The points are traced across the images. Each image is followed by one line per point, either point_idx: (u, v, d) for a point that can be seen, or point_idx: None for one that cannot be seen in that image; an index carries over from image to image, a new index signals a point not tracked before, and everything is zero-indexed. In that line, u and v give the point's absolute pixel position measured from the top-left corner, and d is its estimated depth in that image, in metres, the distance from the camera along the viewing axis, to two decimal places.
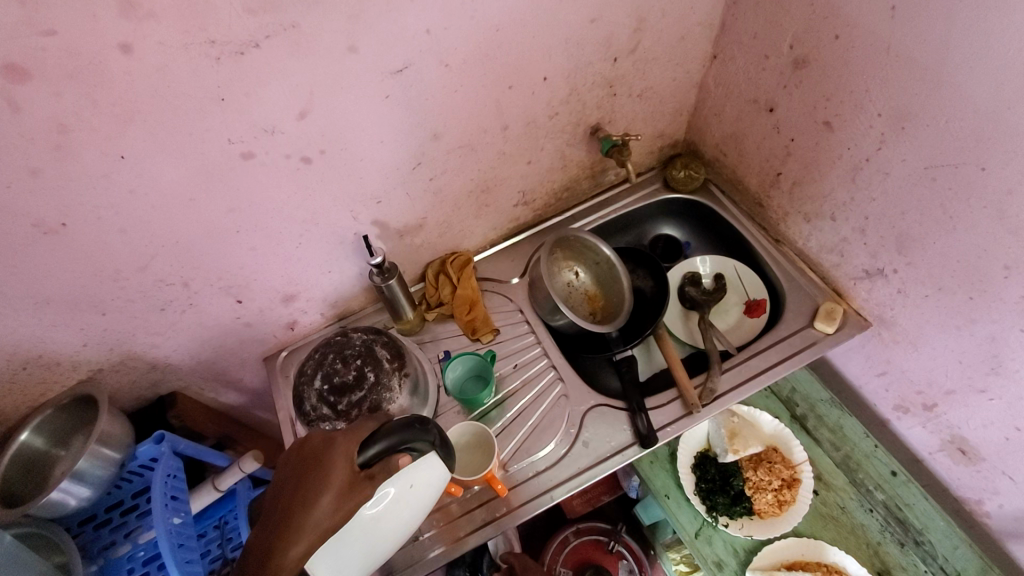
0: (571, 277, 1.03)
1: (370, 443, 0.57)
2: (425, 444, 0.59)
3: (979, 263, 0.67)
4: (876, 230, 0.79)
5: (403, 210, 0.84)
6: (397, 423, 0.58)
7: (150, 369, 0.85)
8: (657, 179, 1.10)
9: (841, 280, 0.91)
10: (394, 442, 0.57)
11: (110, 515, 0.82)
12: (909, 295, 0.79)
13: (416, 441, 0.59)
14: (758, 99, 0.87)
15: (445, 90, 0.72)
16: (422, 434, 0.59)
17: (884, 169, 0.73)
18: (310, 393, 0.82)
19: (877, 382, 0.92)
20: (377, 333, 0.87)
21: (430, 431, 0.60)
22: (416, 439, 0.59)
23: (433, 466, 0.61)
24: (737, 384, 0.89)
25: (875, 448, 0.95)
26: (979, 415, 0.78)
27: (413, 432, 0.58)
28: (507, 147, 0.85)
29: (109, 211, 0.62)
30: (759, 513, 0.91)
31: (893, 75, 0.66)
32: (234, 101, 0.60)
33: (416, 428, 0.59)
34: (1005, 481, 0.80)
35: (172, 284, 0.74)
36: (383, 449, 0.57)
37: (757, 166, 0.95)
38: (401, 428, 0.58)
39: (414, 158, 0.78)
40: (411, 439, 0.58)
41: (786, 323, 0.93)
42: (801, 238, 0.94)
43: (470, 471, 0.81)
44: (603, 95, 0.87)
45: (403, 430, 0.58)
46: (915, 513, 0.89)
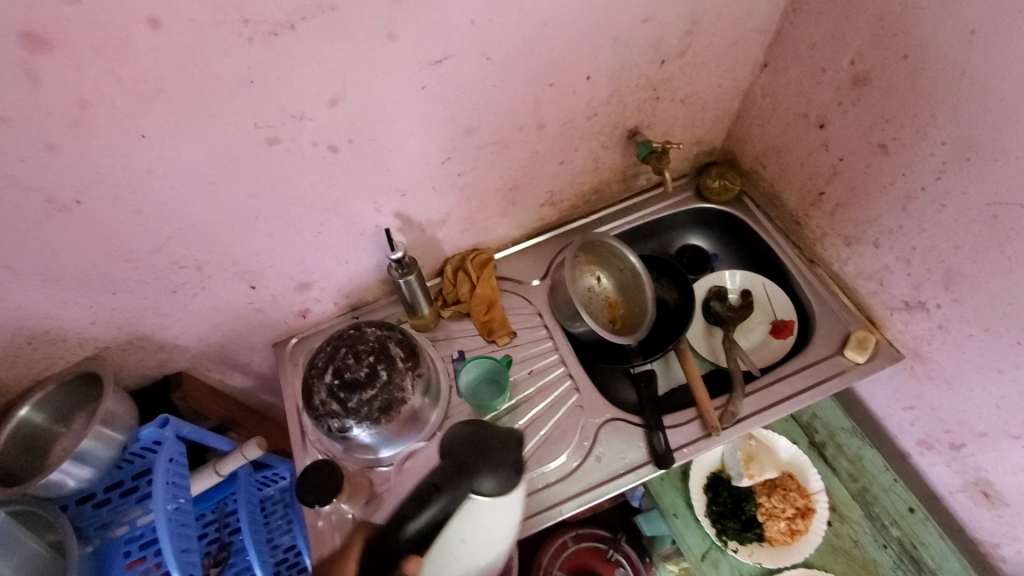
0: (592, 282, 1.00)
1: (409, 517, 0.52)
2: (486, 476, 0.57)
3: None
4: (923, 262, 0.75)
5: (428, 204, 0.81)
6: (437, 472, 0.56)
7: (158, 349, 0.82)
8: (689, 187, 1.06)
9: (876, 309, 0.87)
10: (441, 505, 0.53)
11: (109, 495, 0.80)
12: (950, 332, 0.76)
13: (468, 480, 0.56)
14: (808, 113, 0.83)
15: (484, 84, 0.68)
16: (474, 465, 0.57)
17: (940, 201, 0.69)
18: (320, 387, 0.79)
19: (902, 416, 0.89)
20: (392, 329, 0.84)
21: (480, 461, 0.58)
22: (468, 475, 0.57)
23: (503, 494, 0.58)
24: (759, 408, 0.86)
25: (894, 482, 0.92)
26: (1010, 461, 0.75)
27: (461, 475, 0.56)
28: (540, 146, 0.81)
29: (126, 191, 0.59)
30: (769, 540, 0.89)
31: (964, 102, 0.62)
32: (263, 85, 0.56)
33: (464, 465, 0.57)
34: None
35: (186, 267, 0.71)
36: (433, 516, 0.52)
37: (799, 183, 0.91)
38: (444, 478, 0.55)
39: (445, 152, 0.74)
40: (465, 484, 0.56)
41: (814, 347, 0.90)
42: (837, 261, 0.90)
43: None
44: (645, 98, 0.83)
45: (450, 479, 0.56)
46: (930, 552, 0.87)
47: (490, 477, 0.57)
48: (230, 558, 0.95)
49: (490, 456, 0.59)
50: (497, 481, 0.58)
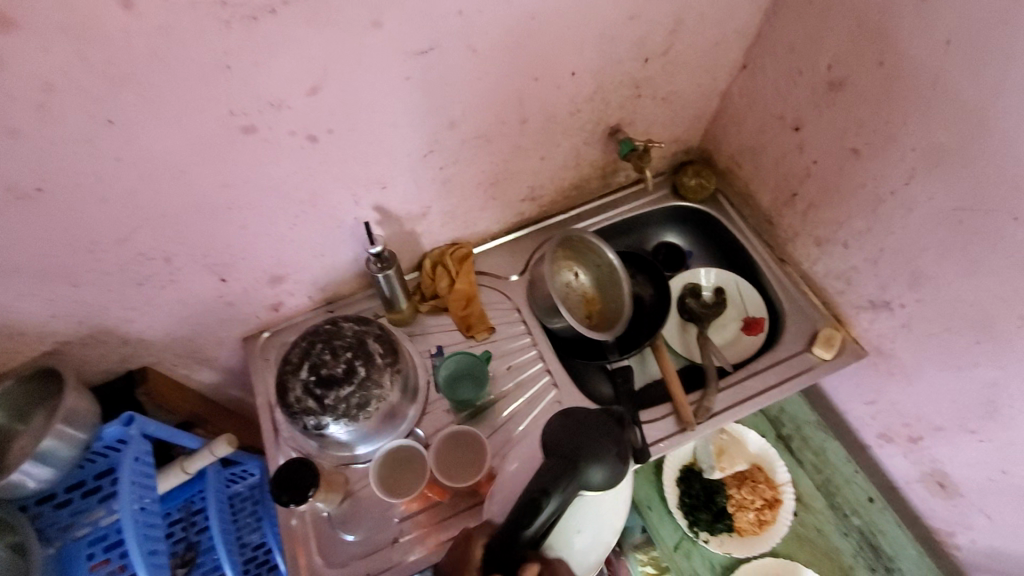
0: (570, 278, 1.00)
1: (525, 518, 0.55)
2: (593, 465, 0.60)
3: (992, 310, 0.67)
4: (890, 263, 0.78)
5: (408, 197, 0.79)
6: (545, 470, 0.58)
7: (122, 344, 0.79)
8: (666, 184, 1.07)
9: (843, 307, 0.90)
10: (554, 507, 0.55)
11: (70, 496, 0.76)
12: (913, 331, 0.79)
13: (578, 472, 0.58)
14: (784, 116, 0.85)
15: (470, 77, 0.67)
16: (580, 459, 0.59)
17: (907, 205, 0.72)
18: (295, 383, 0.77)
19: (864, 410, 0.93)
20: (370, 325, 0.82)
21: (588, 452, 0.60)
22: (577, 469, 0.59)
23: (612, 482, 0.61)
24: (733, 403, 0.88)
25: (855, 474, 0.96)
26: (965, 453, 0.80)
27: (572, 469, 0.58)
28: (523, 141, 0.81)
29: (91, 178, 0.56)
30: (738, 530, 0.92)
31: (935, 110, 0.64)
32: (241, 70, 0.54)
33: (573, 457, 0.59)
34: (982, 520, 0.82)
35: (154, 259, 0.68)
36: (551, 513, 0.55)
37: (772, 183, 0.93)
38: (555, 476, 0.57)
39: (427, 145, 0.73)
40: (574, 478, 0.58)
41: (784, 344, 0.92)
42: (808, 260, 0.93)
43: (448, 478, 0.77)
44: (627, 95, 0.83)
45: (561, 477, 0.57)
46: (887, 540, 0.91)
47: (599, 466, 0.60)
48: (198, 558, 0.93)
49: (597, 447, 0.60)
50: (604, 469, 0.60)
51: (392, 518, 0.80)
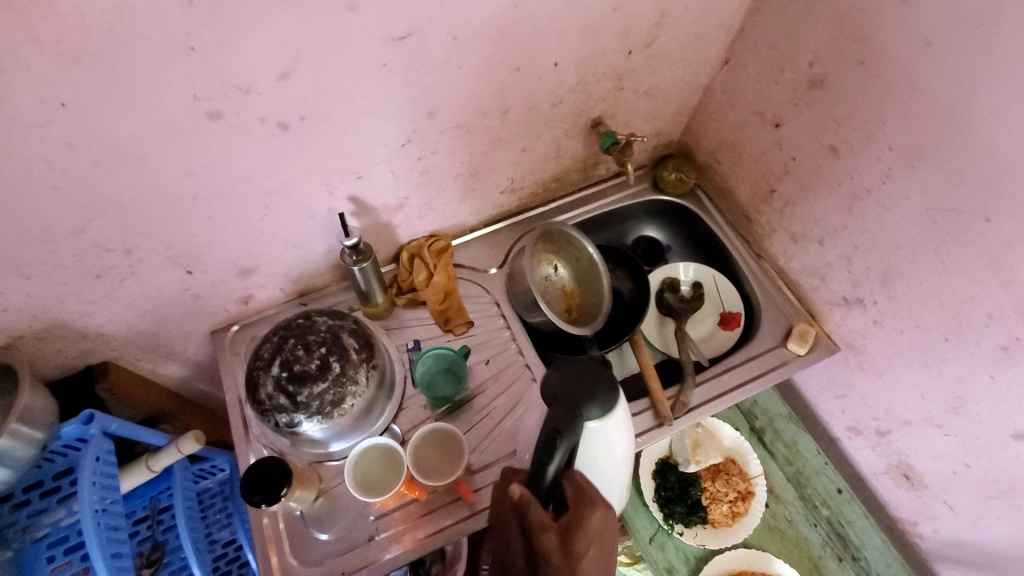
0: (550, 271, 0.99)
1: (544, 464, 0.53)
2: (591, 403, 0.58)
3: (961, 308, 0.69)
4: (864, 261, 0.79)
5: (384, 188, 0.77)
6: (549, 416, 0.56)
7: (80, 338, 0.75)
8: (646, 178, 1.07)
9: (817, 303, 0.91)
10: (567, 447, 0.54)
11: (28, 496, 0.73)
12: (884, 327, 0.80)
13: (578, 412, 0.57)
14: (764, 112, 0.84)
15: (450, 64, 0.65)
16: (578, 398, 0.58)
17: (883, 205, 0.73)
18: (266, 379, 0.75)
19: (834, 403, 0.95)
20: (345, 319, 0.80)
21: (582, 393, 0.58)
22: (577, 410, 0.57)
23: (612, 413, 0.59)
24: (709, 398, 0.88)
25: (825, 466, 0.99)
26: (930, 446, 0.82)
27: (572, 409, 0.57)
28: (504, 132, 0.79)
29: (42, 165, 0.53)
30: (712, 522, 0.93)
31: (912, 111, 0.65)
32: (206, 51, 0.51)
33: (567, 401, 0.58)
34: (944, 509, 0.85)
35: (113, 250, 0.65)
36: (564, 454, 0.54)
37: (751, 179, 0.93)
38: (560, 418, 0.56)
39: (405, 134, 0.70)
40: (578, 417, 0.56)
41: (760, 339, 0.93)
42: (784, 256, 0.94)
43: (428, 475, 0.77)
44: (609, 87, 0.82)
45: (565, 419, 0.55)
46: (854, 529, 0.94)
47: (595, 404, 0.58)
48: (164, 558, 0.90)
49: (591, 387, 0.59)
50: (603, 406, 0.59)
51: (367, 516, 0.79)
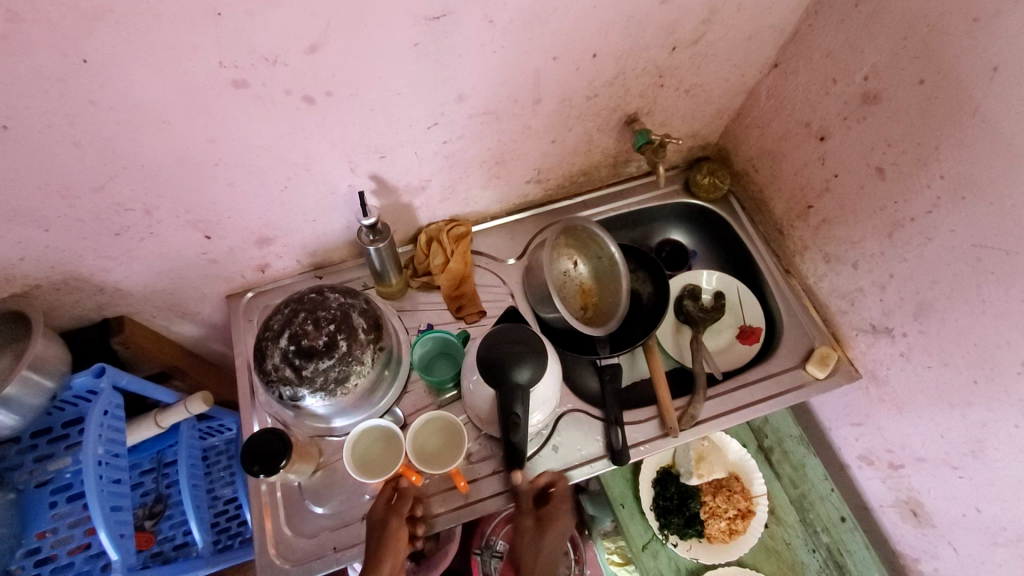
0: (569, 266, 0.97)
1: (513, 446, 0.68)
2: (522, 371, 0.68)
3: (995, 351, 0.65)
4: (897, 290, 0.75)
5: (408, 169, 0.76)
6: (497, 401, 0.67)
7: (97, 292, 0.76)
8: (678, 179, 1.03)
9: (843, 327, 0.88)
10: (523, 425, 0.66)
11: (36, 441, 0.76)
12: (910, 361, 0.77)
13: (515, 388, 0.67)
14: (810, 123, 0.80)
15: (483, 49, 0.62)
16: (510, 371, 0.67)
17: (927, 234, 0.69)
18: (274, 351, 0.75)
19: (848, 430, 0.92)
20: (356, 299, 0.80)
21: (511, 357, 0.68)
22: (515, 385, 0.67)
23: (542, 366, 0.69)
24: (718, 413, 0.86)
25: (831, 491, 0.95)
26: (944, 487, 0.79)
27: (511, 388, 0.67)
28: (534, 122, 0.77)
29: (63, 120, 0.52)
30: (708, 537, 0.92)
31: (970, 140, 0.60)
32: (233, 19, 0.49)
33: (500, 366, 0.68)
34: (948, 551, 0.82)
35: (132, 210, 0.65)
36: (523, 430, 0.67)
37: (788, 191, 0.89)
38: (507, 403, 0.67)
39: (432, 117, 0.69)
40: (519, 394, 0.67)
41: (778, 358, 0.90)
42: (813, 275, 0.90)
43: (428, 461, 0.76)
44: (649, 84, 0.78)
45: (509, 400, 0.66)
46: (854, 560, 0.91)
47: (526, 368, 0.68)
48: (166, 511, 0.94)
49: (519, 353, 0.69)
50: (533, 367, 0.68)
51: (362, 495, 0.79)
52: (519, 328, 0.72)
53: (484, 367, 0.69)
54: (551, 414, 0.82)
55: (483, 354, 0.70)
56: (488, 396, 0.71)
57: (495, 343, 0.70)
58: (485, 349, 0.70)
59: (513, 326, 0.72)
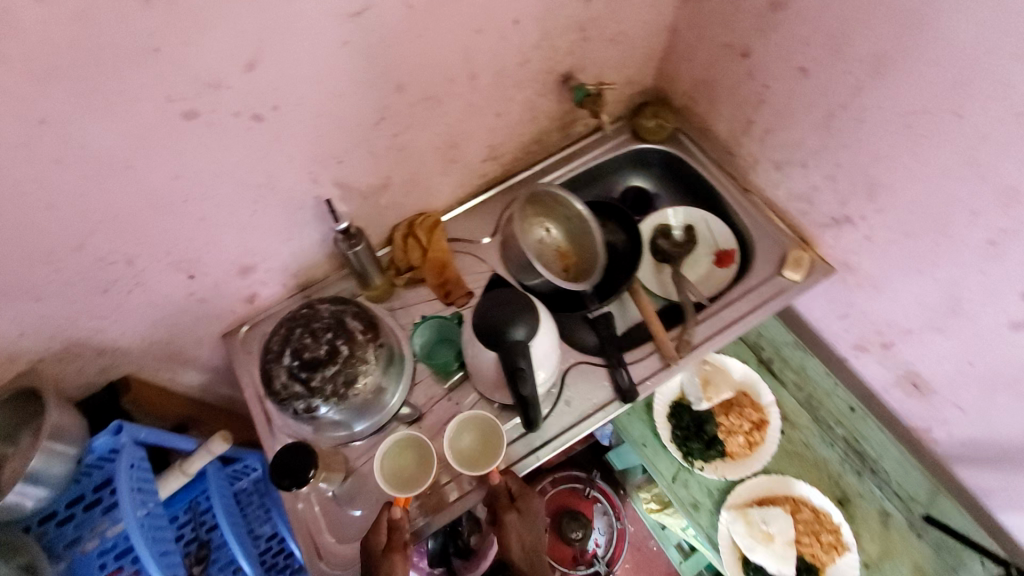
0: (542, 234, 1.01)
1: (525, 402, 0.71)
2: (518, 329, 0.71)
3: (944, 208, 0.69)
4: (847, 177, 0.80)
5: (367, 170, 0.79)
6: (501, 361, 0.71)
7: (98, 354, 0.78)
8: (626, 129, 1.07)
9: (807, 228, 0.92)
10: (529, 377, 0.70)
11: (72, 511, 0.77)
12: (874, 241, 0.81)
13: (514, 345, 0.70)
14: (731, 43, 0.85)
15: (410, 34, 0.65)
16: (506, 330, 0.70)
17: (859, 117, 0.73)
18: (280, 370, 0.77)
19: (839, 324, 0.95)
20: (347, 304, 0.83)
21: (504, 318, 0.71)
22: (513, 342, 0.70)
23: (535, 320, 0.72)
24: (712, 333, 0.90)
25: (835, 385, 1.00)
26: (934, 351, 0.83)
27: (510, 345, 0.70)
28: (475, 99, 0.80)
29: (32, 185, 0.55)
30: (731, 455, 0.95)
31: (875, 18, 0.65)
32: (170, 51, 0.52)
33: (495, 328, 0.71)
34: (956, 412, 0.85)
35: (115, 263, 0.67)
36: (531, 383, 0.70)
37: (728, 113, 0.93)
38: (509, 360, 0.70)
39: (378, 112, 0.71)
40: (519, 349, 0.70)
41: (755, 272, 0.94)
42: (770, 186, 0.94)
43: (469, 464, 0.78)
44: (574, 39, 0.82)
45: (511, 356, 0.69)
46: (871, 444, 0.96)
47: (520, 324, 0.71)
48: (212, 555, 0.95)
49: (511, 313, 0.71)
50: (527, 323, 0.71)
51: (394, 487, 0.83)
52: (508, 292, 0.75)
53: (481, 333, 0.72)
54: (557, 372, 0.85)
55: (478, 322, 0.73)
56: (491, 361, 0.74)
57: (488, 309, 0.73)
58: (480, 317, 0.73)
59: (502, 291, 0.75)
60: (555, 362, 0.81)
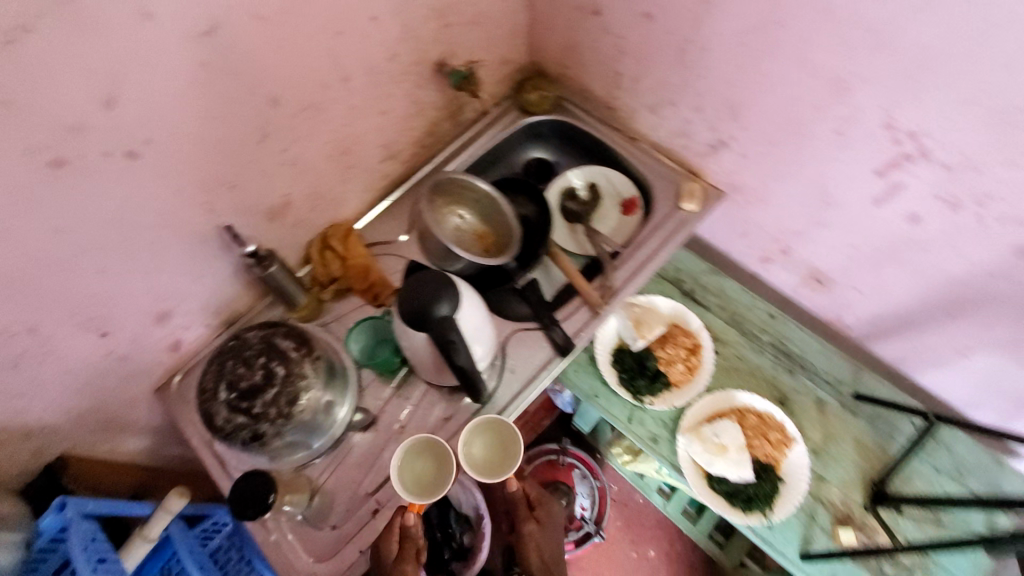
0: (457, 220, 1.03)
1: (465, 372, 0.74)
2: (442, 307, 0.72)
3: (794, 112, 0.77)
4: (710, 105, 0.87)
5: (263, 189, 0.79)
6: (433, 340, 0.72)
7: (23, 437, 0.75)
8: (513, 107, 1.12)
9: (693, 160, 0.99)
10: (463, 349, 0.72)
11: None
12: (747, 157, 0.89)
13: (442, 323, 0.72)
14: (583, 5, 0.91)
15: (270, 45, 0.67)
16: (431, 310, 0.72)
17: (705, 47, 0.80)
18: (219, 406, 0.76)
19: (741, 242, 1.04)
20: (274, 326, 0.82)
21: (427, 299, 0.72)
22: (441, 320, 0.72)
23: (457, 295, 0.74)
24: (631, 275, 0.96)
25: (752, 298, 1.08)
26: (822, 244, 0.91)
27: (438, 323, 0.71)
28: (355, 100, 0.82)
29: None
30: (676, 384, 1.01)
31: None
32: (21, 99, 0.52)
33: (420, 311, 0.72)
34: (854, 294, 0.94)
35: (17, 334, 0.65)
36: (466, 354, 0.73)
37: (599, 71, 1.00)
38: (440, 337, 0.71)
39: (259, 128, 0.72)
40: (448, 325, 0.72)
41: (658, 211, 1.01)
42: (652, 130, 1.01)
43: (486, 470, 0.82)
44: (437, 26, 0.86)
45: (441, 333, 0.71)
46: (794, 342, 1.04)
47: (444, 302, 0.72)
48: None
49: (433, 293, 0.73)
50: (450, 300, 0.73)
51: (363, 492, 0.84)
52: (425, 273, 0.75)
53: (408, 319, 0.73)
54: (495, 344, 0.88)
55: (403, 308, 0.73)
56: (424, 343, 0.76)
57: (409, 294, 0.73)
58: (403, 303, 0.74)
59: (418, 273, 0.76)
60: (488, 333, 0.84)
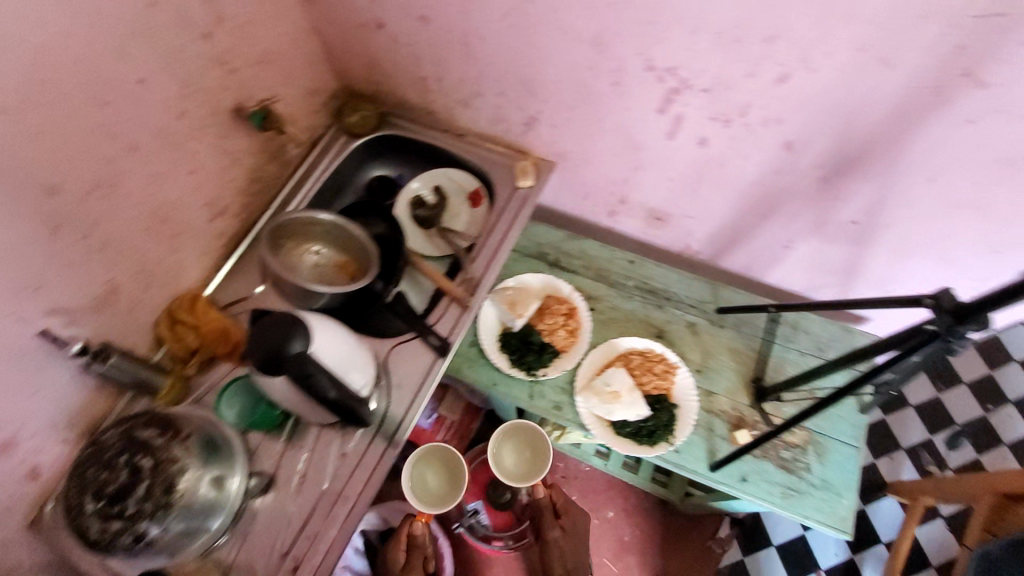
0: (313, 257, 1.01)
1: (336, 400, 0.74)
2: (293, 345, 0.71)
3: (581, 75, 0.83)
4: (508, 87, 0.92)
5: (78, 283, 0.74)
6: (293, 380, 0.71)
7: None
8: (338, 133, 1.12)
9: (517, 141, 1.04)
10: (326, 380, 0.72)
11: None
12: (557, 125, 0.95)
13: (297, 360, 0.70)
14: (364, 22, 0.93)
15: (26, 135, 0.62)
16: (283, 351, 0.70)
17: (482, 36, 0.85)
18: (88, 520, 0.70)
19: (585, 203, 1.10)
20: (133, 417, 0.77)
21: (276, 341, 0.71)
22: (296, 358, 0.71)
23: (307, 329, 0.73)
24: (488, 262, 1.00)
25: (609, 251, 1.15)
26: (648, 186, 0.98)
27: (294, 362, 0.70)
28: (154, 167, 0.79)
29: None
30: (563, 350, 1.05)
31: None
32: None
33: (272, 355, 0.70)
34: (689, 222, 1.03)
35: None
36: (331, 383, 0.73)
37: (405, 80, 1.02)
38: (300, 375, 0.70)
39: (47, 221, 0.68)
40: (304, 360, 0.71)
41: (500, 196, 1.05)
42: (471, 123, 1.06)
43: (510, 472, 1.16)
44: (221, 74, 0.85)
45: (300, 371, 0.70)
46: (658, 280, 1.12)
47: (294, 340, 0.71)
48: None
49: (280, 334, 0.71)
50: (301, 336, 0.72)
51: (280, 552, 0.82)
52: (268, 316, 0.73)
53: (262, 366, 0.71)
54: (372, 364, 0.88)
55: (253, 358, 0.71)
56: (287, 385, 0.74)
57: (256, 341, 0.71)
58: (253, 353, 0.71)
59: (261, 318, 0.74)
60: (359, 356, 0.84)
